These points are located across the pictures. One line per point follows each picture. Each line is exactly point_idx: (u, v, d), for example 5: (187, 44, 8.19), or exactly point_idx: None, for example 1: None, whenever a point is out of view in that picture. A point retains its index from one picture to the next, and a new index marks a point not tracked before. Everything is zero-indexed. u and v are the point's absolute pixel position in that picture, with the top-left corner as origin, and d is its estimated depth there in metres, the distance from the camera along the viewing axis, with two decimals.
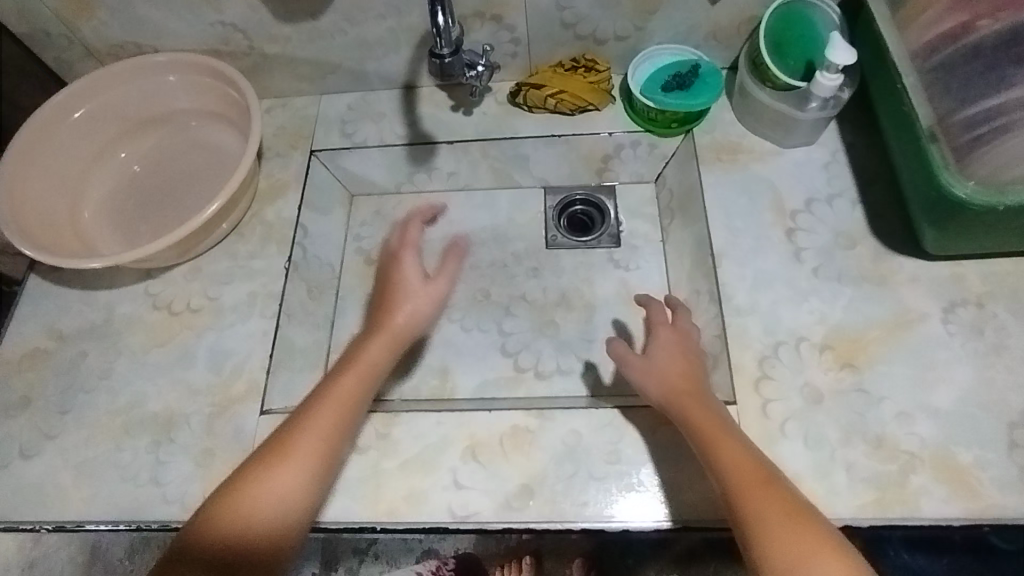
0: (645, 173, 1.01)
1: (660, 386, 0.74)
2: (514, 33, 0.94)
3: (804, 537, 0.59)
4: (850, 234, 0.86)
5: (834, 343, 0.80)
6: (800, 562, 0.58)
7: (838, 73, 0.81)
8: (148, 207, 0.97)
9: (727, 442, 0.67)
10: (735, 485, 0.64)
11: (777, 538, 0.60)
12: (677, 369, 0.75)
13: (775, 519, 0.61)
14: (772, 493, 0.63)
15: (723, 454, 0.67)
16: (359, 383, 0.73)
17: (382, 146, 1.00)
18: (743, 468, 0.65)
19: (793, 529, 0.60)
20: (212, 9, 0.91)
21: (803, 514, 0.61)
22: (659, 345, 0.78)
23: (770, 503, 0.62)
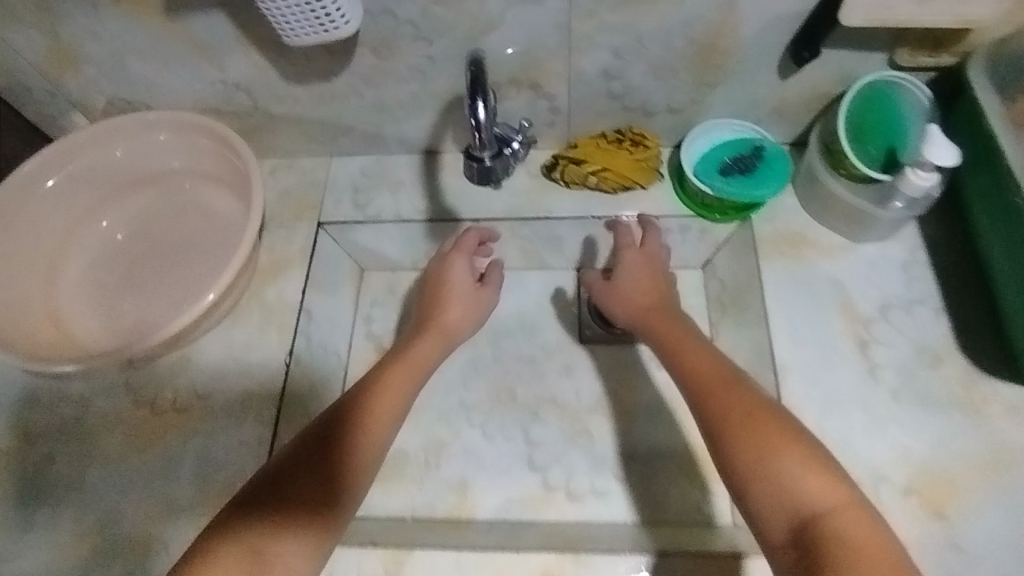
0: (693, 258, 0.90)
1: (629, 310, 0.77)
2: (553, 102, 0.83)
3: (763, 430, 0.57)
4: (935, 351, 0.74)
5: (920, 486, 0.68)
6: (767, 463, 0.56)
7: (932, 172, 0.70)
8: (133, 283, 0.86)
9: (687, 348, 0.68)
10: (698, 390, 0.63)
11: (731, 431, 0.58)
12: (642, 286, 0.78)
13: (733, 417, 0.59)
14: (734, 393, 0.61)
15: (687, 357, 0.67)
16: (410, 374, 0.71)
17: (399, 221, 0.90)
18: (708, 371, 0.64)
19: (758, 426, 0.58)
20: (211, 67, 0.80)
21: (764, 407, 0.60)
22: (621, 265, 0.80)
23: (733, 399, 0.61)
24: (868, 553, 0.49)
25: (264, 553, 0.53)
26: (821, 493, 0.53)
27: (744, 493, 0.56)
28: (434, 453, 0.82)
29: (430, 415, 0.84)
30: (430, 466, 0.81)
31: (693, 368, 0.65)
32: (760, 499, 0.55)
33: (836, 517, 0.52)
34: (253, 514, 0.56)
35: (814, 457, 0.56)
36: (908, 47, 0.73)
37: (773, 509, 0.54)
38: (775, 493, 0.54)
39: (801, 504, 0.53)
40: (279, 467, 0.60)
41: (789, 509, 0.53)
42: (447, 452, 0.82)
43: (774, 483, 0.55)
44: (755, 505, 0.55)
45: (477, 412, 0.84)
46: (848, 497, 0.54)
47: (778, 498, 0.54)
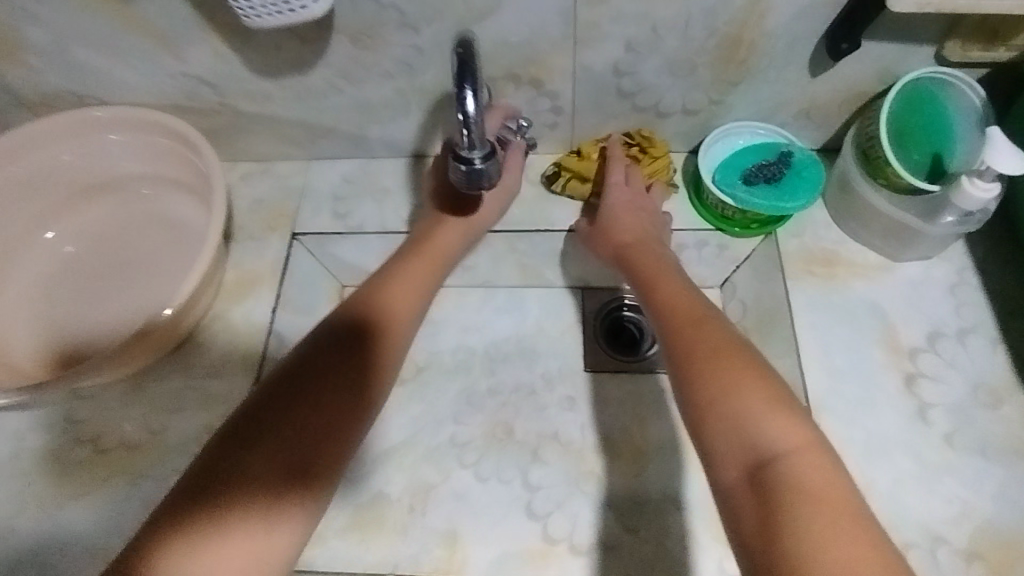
0: (710, 277, 0.81)
1: (616, 247, 0.71)
2: (556, 101, 0.74)
3: (724, 365, 0.52)
4: (994, 388, 0.65)
5: (983, 550, 0.59)
6: (729, 400, 0.50)
7: (994, 183, 0.60)
8: (81, 301, 0.77)
9: (663, 286, 0.64)
10: (668, 325, 0.59)
11: (697, 360, 0.53)
12: (624, 221, 0.71)
13: (699, 355, 0.54)
14: (702, 333, 0.56)
15: (659, 300, 0.62)
16: (407, 309, 0.63)
17: (383, 233, 0.80)
18: (680, 312, 0.60)
19: (724, 364, 0.52)
20: (170, 58, 0.71)
21: (727, 343, 0.54)
22: (612, 196, 0.73)
23: (696, 339, 0.55)
24: (820, 496, 0.43)
25: (261, 537, 0.48)
26: (783, 431, 0.47)
27: (698, 427, 0.51)
28: (419, 498, 0.72)
29: (415, 454, 0.74)
30: (415, 513, 0.71)
31: (670, 313, 0.60)
32: (714, 436, 0.49)
33: (795, 459, 0.46)
34: (241, 489, 0.49)
35: (779, 395, 0.50)
36: (960, 38, 0.64)
37: (729, 444, 0.48)
38: (735, 430, 0.49)
39: (754, 439, 0.48)
40: (263, 427, 0.52)
41: (746, 447, 0.48)
42: (434, 497, 0.72)
43: (735, 415, 0.49)
44: (708, 441, 0.50)
45: (469, 451, 0.74)
46: (811, 438, 0.47)
47: (733, 434, 0.48)
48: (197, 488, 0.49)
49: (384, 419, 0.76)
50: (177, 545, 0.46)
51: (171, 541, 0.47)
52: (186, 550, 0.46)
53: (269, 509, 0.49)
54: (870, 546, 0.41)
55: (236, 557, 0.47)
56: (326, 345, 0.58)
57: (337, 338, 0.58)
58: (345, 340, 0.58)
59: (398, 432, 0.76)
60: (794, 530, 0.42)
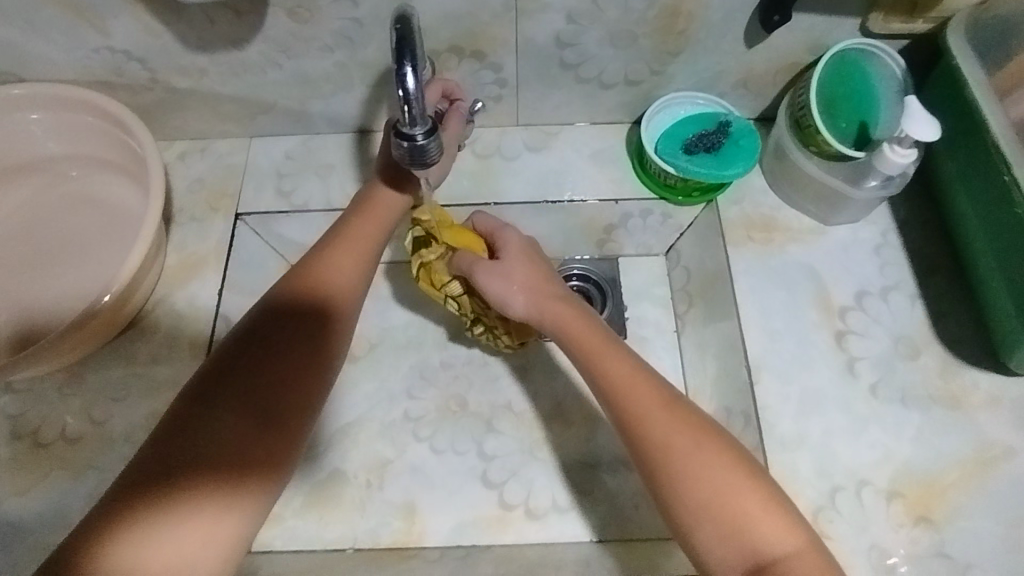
0: (654, 245, 0.82)
1: (537, 303, 0.60)
2: (501, 73, 0.74)
3: (712, 468, 0.50)
4: (913, 341, 0.70)
5: (903, 490, 0.64)
6: (725, 513, 0.48)
7: (912, 148, 0.64)
8: (10, 290, 0.73)
9: (611, 357, 0.57)
10: (629, 415, 0.53)
11: (683, 470, 0.50)
12: (532, 282, 0.61)
13: (682, 454, 0.51)
14: (676, 420, 0.52)
15: (611, 374, 0.56)
16: (354, 286, 0.61)
17: (329, 210, 0.79)
18: (640, 390, 0.54)
19: (711, 460, 0.50)
20: (93, 31, 0.68)
21: (709, 438, 0.52)
22: (505, 252, 0.63)
23: (674, 431, 0.52)
24: None
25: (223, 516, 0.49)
26: (776, 538, 0.48)
27: (688, 532, 0.49)
28: (377, 473, 0.73)
29: (371, 430, 0.75)
30: (372, 488, 0.72)
31: (637, 396, 0.54)
32: (707, 545, 0.48)
33: (787, 564, 0.47)
34: (197, 473, 0.49)
35: (768, 496, 0.49)
36: (882, 11, 0.67)
37: (725, 553, 0.48)
38: (729, 540, 0.48)
39: (754, 551, 0.47)
40: (211, 413, 0.52)
41: (742, 555, 0.47)
42: (391, 471, 0.73)
43: (731, 528, 0.48)
44: (700, 547, 0.49)
45: (425, 424, 0.75)
46: (800, 539, 0.48)
47: (729, 542, 0.48)
48: (148, 482, 0.48)
49: (338, 398, 0.76)
50: (133, 536, 0.46)
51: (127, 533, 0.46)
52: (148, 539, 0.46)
53: (228, 491, 0.50)
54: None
55: (200, 540, 0.47)
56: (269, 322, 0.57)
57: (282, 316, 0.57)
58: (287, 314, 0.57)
59: (353, 410, 0.76)
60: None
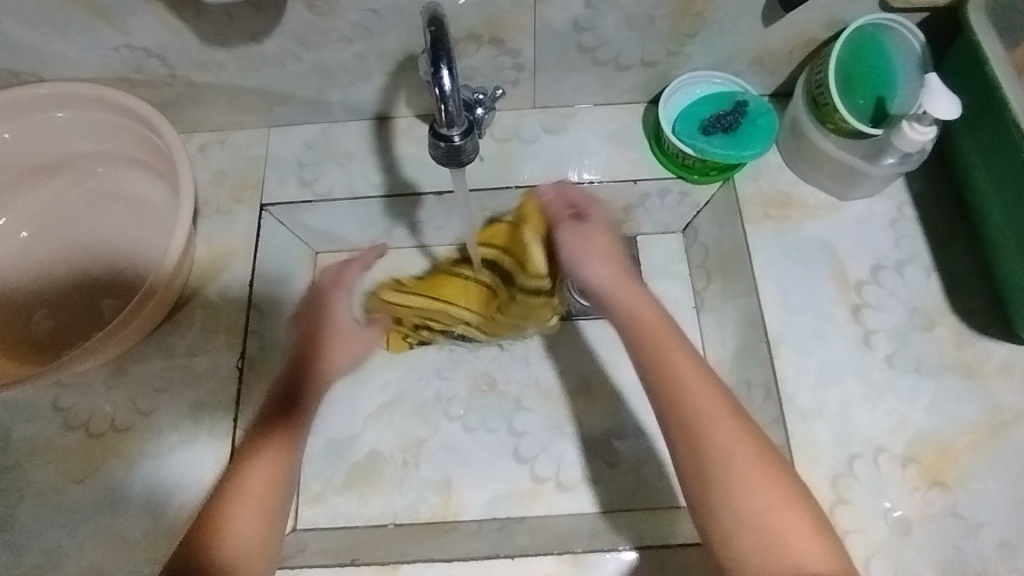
0: (671, 223, 0.84)
1: (611, 275, 0.67)
2: (518, 58, 0.74)
3: (765, 482, 0.51)
4: (928, 312, 0.72)
5: (919, 455, 0.67)
6: (773, 524, 0.50)
7: (932, 125, 0.65)
8: (49, 288, 0.75)
9: (676, 354, 0.58)
10: (690, 413, 0.54)
11: (742, 477, 0.51)
12: (600, 255, 0.69)
13: (739, 464, 0.52)
14: (735, 428, 0.53)
15: (669, 368, 0.57)
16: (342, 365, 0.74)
17: (352, 199, 0.80)
18: (703, 389, 0.55)
19: (762, 476, 0.52)
20: (113, 30, 0.68)
21: (767, 455, 0.53)
22: (592, 219, 0.73)
23: (734, 439, 0.53)
24: None
25: (268, 506, 0.57)
26: (816, 558, 0.49)
27: (732, 541, 0.50)
28: (412, 452, 0.76)
29: (404, 412, 0.78)
30: (409, 466, 0.75)
31: (695, 396, 0.55)
32: (750, 556, 0.49)
33: None
34: (254, 471, 0.58)
35: (813, 519, 0.51)
36: None
37: (768, 568, 0.48)
38: (772, 556, 0.49)
39: (796, 567, 0.48)
40: (258, 438, 0.62)
41: (784, 571, 0.48)
42: (425, 450, 0.76)
43: (778, 543, 0.49)
44: (742, 561, 0.49)
45: (455, 404, 0.78)
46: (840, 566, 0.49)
47: (773, 555, 0.49)
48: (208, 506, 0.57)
49: (371, 381, 0.79)
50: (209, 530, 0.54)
51: (207, 528, 0.54)
52: (219, 527, 0.54)
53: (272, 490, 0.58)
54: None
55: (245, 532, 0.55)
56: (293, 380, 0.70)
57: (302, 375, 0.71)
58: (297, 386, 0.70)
59: (386, 392, 0.79)
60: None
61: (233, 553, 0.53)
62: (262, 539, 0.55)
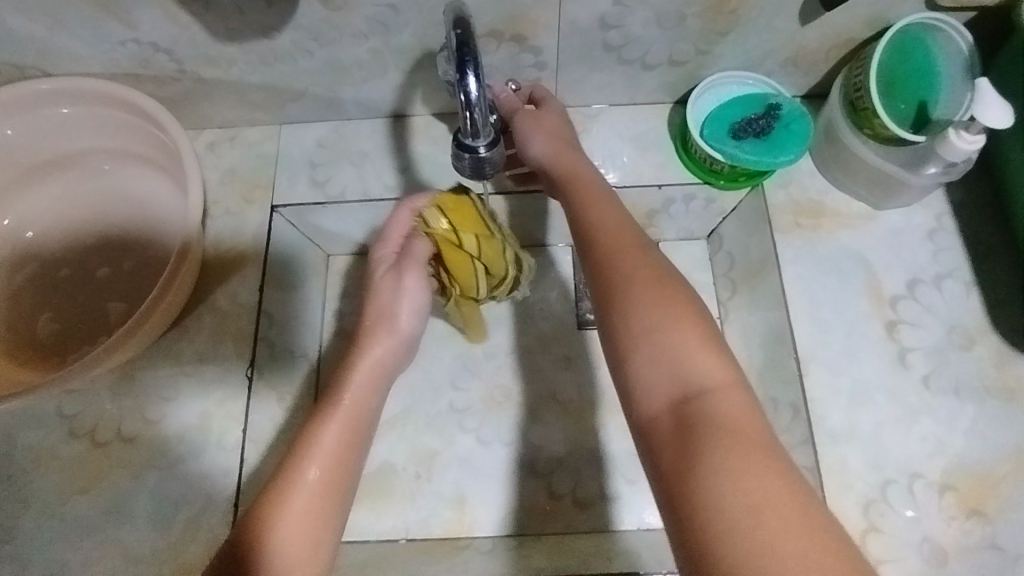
0: (696, 229, 0.82)
1: (548, 143, 0.63)
2: (541, 56, 0.71)
3: (657, 296, 0.48)
4: (968, 330, 0.69)
5: (956, 482, 0.63)
6: (670, 334, 0.47)
7: (981, 134, 0.61)
8: (53, 291, 0.73)
9: (594, 202, 0.56)
10: (594, 242, 0.53)
11: (635, 290, 0.49)
12: (560, 129, 0.65)
13: (637, 278, 0.50)
14: (636, 256, 0.51)
15: (586, 206, 0.56)
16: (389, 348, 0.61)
17: (365, 201, 0.77)
18: (613, 223, 0.54)
19: (659, 293, 0.49)
20: (119, 24, 0.65)
21: (665, 276, 0.50)
22: (546, 108, 0.67)
23: (626, 263, 0.51)
24: (742, 428, 0.42)
25: (326, 495, 0.51)
26: (704, 369, 0.46)
27: (625, 358, 0.48)
28: (424, 465, 0.74)
29: (418, 422, 0.75)
30: (421, 479, 0.73)
31: (600, 228, 0.54)
32: (640, 371, 0.47)
33: (717, 397, 0.44)
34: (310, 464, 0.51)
35: (711, 335, 0.47)
36: None
37: (656, 381, 0.46)
38: (662, 370, 0.46)
39: (684, 378, 0.45)
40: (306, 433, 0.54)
41: (671, 387, 0.46)
42: (439, 463, 0.74)
43: (664, 352, 0.46)
44: (635, 376, 0.47)
45: (470, 415, 0.76)
46: (732, 379, 0.46)
47: (663, 366, 0.46)
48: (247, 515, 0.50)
49: None
50: (252, 536, 0.48)
51: (270, 496, 0.50)
52: (262, 537, 0.48)
53: (333, 485, 0.51)
54: (792, 499, 0.39)
55: (301, 521, 0.49)
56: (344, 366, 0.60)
57: (347, 364, 0.59)
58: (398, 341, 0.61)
59: (398, 402, 0.76)
60: (716, 471, 0.40)
61: (293, 525, 0.49)
62: (314, 535, 0.49)
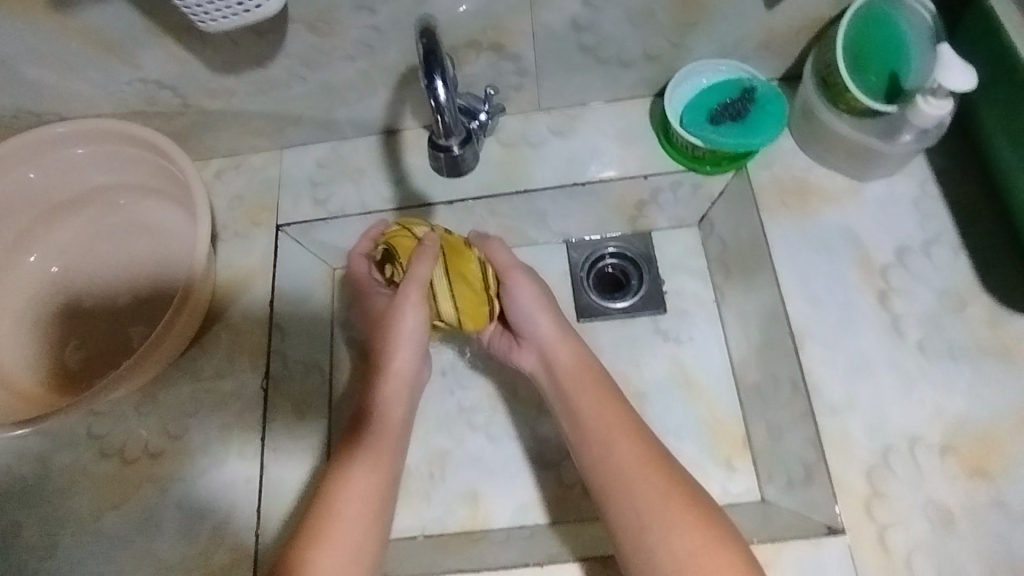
0: (687, 216, 0.84)
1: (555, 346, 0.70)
2: (521, 63, 0.74)
3: (684, 527, 0.55)
4: (959, 295, 0.69)
5: (957, 444, 0.64)
6: (696, 549, 0.54)
7: (947, 98, 0.63)
8: (78, 320, 0.77)
9: (612, 436, 0.62)
10: (618, 490, 0.59)
11: (666, 522, 0.56)
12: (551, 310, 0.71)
13: (665, 509, 0.57)
14: (654, 483, 0.59)
15: (605, 432, 0.63)
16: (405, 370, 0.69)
17: (365, 213, 0.81)
18: (626, 444, 0.61)
19: (685, 518, 0.56)
20: (124, 65, 0.70)
21: (688, 500, 0.57)
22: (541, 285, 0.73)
23: (651, 495, 0.58)
24: None
25: (368, 519, 0.59)
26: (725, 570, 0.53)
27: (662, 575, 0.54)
28: (437, 463, 0.76)
29: (429, 422, 0.78)
30: (435, 476, 0.75)
31: (621, 463, 0.60)
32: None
33: None
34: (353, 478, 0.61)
35: (731, 544, 0.55)
36: None
37: None
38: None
39: None
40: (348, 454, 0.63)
41: None
42: (451, 461, 0.76)
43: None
44: None
45: (479, 412, 0.78)
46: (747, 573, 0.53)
47: None
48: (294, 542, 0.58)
49: None
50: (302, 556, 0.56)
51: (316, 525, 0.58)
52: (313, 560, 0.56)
53: (376, 499, 0.61)
54: None
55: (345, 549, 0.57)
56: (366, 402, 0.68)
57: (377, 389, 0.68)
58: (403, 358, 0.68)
59: None
60: None
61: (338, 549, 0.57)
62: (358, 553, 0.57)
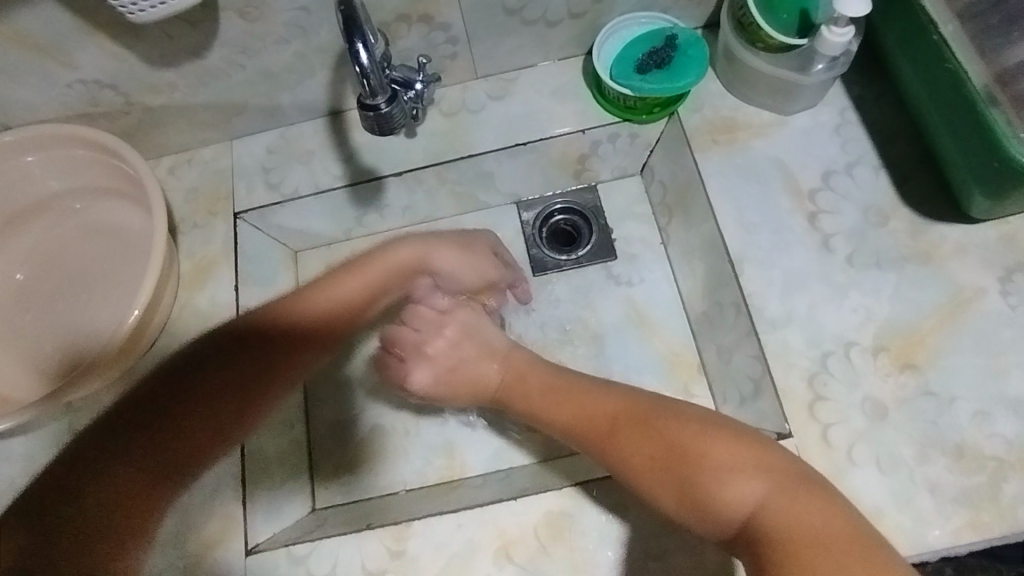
0: (628, 165, 0.88)
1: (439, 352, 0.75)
2: (450, 32, 0.77)
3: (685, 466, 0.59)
4: (881, 209, 0.74)
5: (888, 344, 0.69)
6: (695, 482, 0.58)
7: (847, 26, 0.68)
8: (47, 322, 0.79)
9: (569, 409, 0.68)
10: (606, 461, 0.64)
11: (661, 478, 0.60)
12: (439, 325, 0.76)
13: (655, 462, 0.60)
14: (636, 441, 0.62)
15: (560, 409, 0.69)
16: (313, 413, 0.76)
17: (319, 193, 0.83)
18: (585, 422, 0.67)
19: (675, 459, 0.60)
20: (63, 68, 0.72)
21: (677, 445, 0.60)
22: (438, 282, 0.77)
23: (642, 454, 0.61)
24: (786, 526, 0.52)
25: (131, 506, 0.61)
26: (740, 493, 0.56)
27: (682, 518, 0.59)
28: (412, 424, 0.80)
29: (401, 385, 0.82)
30: (411, 435, 0.80)
31: (592, 433, 0.66)
32: (695, 516, 0.57)
33: (763, 509, 0.54)
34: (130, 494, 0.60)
35: (729, 458, 0.58)
36: None
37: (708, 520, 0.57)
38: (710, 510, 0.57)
39: (730, 509, 0.56)
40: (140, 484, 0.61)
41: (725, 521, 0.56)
42: (426, 418, 0.80)
43: (710, 502, 0.56)
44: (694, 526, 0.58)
45: None
46: (763, 486, 0.55)
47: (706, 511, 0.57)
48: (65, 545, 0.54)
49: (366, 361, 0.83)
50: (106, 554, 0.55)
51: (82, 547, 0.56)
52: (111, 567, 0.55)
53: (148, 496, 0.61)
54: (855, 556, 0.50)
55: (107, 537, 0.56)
56: (226, 411, 0.67)
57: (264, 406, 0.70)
58: (178, 376, 0.66)
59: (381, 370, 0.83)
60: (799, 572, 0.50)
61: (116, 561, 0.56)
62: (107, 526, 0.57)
